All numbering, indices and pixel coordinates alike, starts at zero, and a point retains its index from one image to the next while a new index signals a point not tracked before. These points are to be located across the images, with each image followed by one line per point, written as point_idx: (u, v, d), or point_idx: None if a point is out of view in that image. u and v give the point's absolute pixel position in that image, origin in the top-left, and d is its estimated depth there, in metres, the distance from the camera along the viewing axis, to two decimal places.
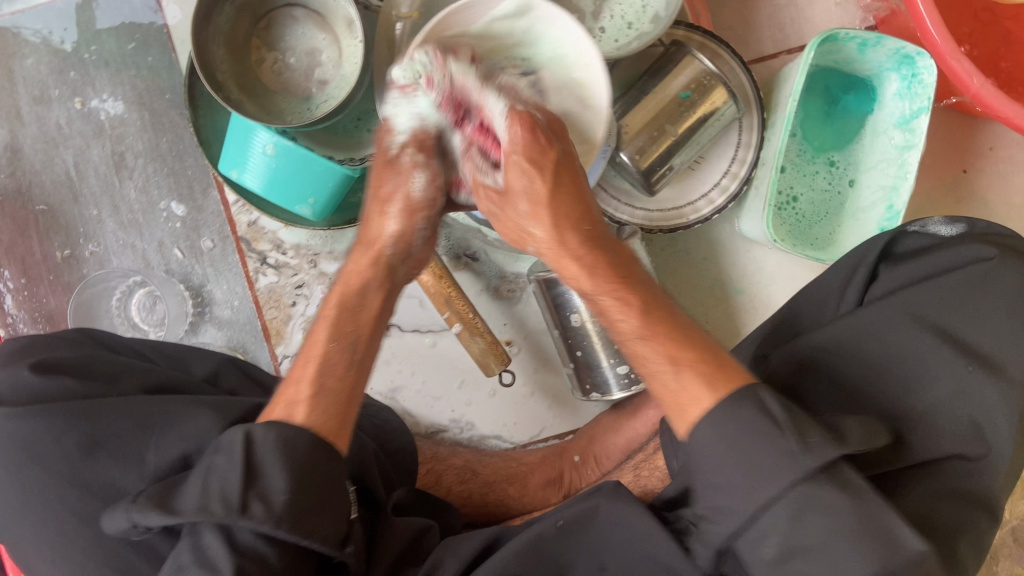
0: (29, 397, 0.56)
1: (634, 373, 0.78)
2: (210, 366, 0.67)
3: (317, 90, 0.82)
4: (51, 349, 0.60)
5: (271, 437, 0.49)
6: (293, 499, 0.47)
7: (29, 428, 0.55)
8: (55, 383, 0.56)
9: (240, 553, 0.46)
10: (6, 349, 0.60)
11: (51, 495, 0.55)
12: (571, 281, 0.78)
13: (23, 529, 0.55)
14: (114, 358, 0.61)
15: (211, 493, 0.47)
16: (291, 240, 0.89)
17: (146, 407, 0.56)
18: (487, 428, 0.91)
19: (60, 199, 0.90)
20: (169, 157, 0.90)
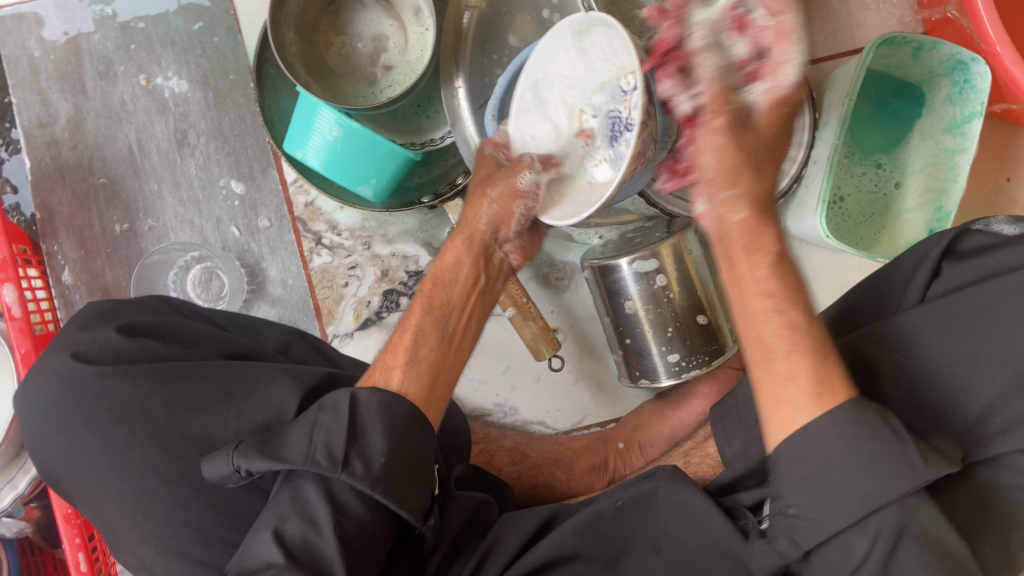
0: (116, 356, 0.58)
1: (685, 361, 0.80)
2: (281, 337, 0.68)
3: (382, 75, 0.85)
4: (136, 313, 0.62)
5: (374, 400, 0.52)
6: (390, 463, 0.50)
7: (116, 388, 0.56)
8: (141, 345, 0.58)
9: (339, 511, 0.49)
10: (91, 312, 0.62)
11: (135, 455, 0.56)
12: (625, 269, 0.80)
13: (105, 484, 0.56)
14: (193, 326, 0.63)
15: (317, 444, 0.49)
16: (347, 222, 0.91)
17: (228, 371, 0.58)
18: (531, 413, 0.93)
19: (121, 173, 0.92)
20: (231, 136, 0.92)
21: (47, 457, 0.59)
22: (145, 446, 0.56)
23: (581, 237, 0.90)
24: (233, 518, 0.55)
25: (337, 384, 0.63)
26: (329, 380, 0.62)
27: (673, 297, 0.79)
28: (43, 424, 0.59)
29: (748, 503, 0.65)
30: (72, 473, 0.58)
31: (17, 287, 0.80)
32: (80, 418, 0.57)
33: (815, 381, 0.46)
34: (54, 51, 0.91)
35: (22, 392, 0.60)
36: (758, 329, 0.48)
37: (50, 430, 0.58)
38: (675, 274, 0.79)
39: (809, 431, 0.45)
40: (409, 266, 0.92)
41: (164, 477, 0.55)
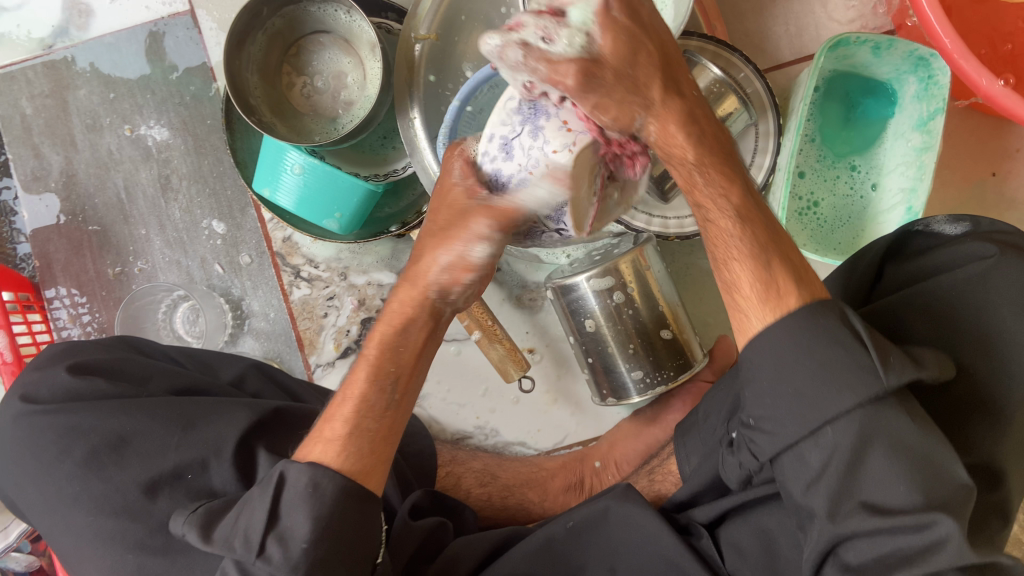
0: (65, 395, 0.61)
1: (650, 377, 0.79)
2: (238, 369, 0.70)
3: (344, 111, 0.87)
4: (89, 352, 0.65)
5: (303, 481, 0.51)
6: (312, 548, 0.50)
7: (63, 422, 0.60)
8: (89, 383, 0.61)
9: None
10: (50, 352, 0.66)
11: (81, 488, 0.58)
12: (584, 287, 0.79)
13: (59, 519, 0.59)
14: (148, 361, 0.66)
15: (239, 528, 0.51)
16: (322, 254, 0.94)
17: (170, 409, 0.61)
18: (512, 435, 0.93)
19: (112, 220, 0.96)
20: (210, 178, 0.95)
21: (11, 493, 0.62)
22: (94, 481, 0.58)
23: (549, 257, 0.89)
24: (164, 547, 0.56)
25: (283, 416, 0.65)
26: (273, 413, 0.64)
27: (635, 312, 0.79)
28: (3, 463, 0.62)
29: (701, 520, 0.63)
30: (31, 508, 0.61)
31: (7, 333, 0.83)
32: (32, 454, 0.60)
33: (759, 271, 0.51)
34: (45, 108, 0.96)
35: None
36: (708, 212, 0.53)
37: (8, 467, 0.61)
38: (634, 289, 0.79)
39: (755, 353, 0.50)
40: (385, 294, 0.94)
41: (110, 510, 0.57)
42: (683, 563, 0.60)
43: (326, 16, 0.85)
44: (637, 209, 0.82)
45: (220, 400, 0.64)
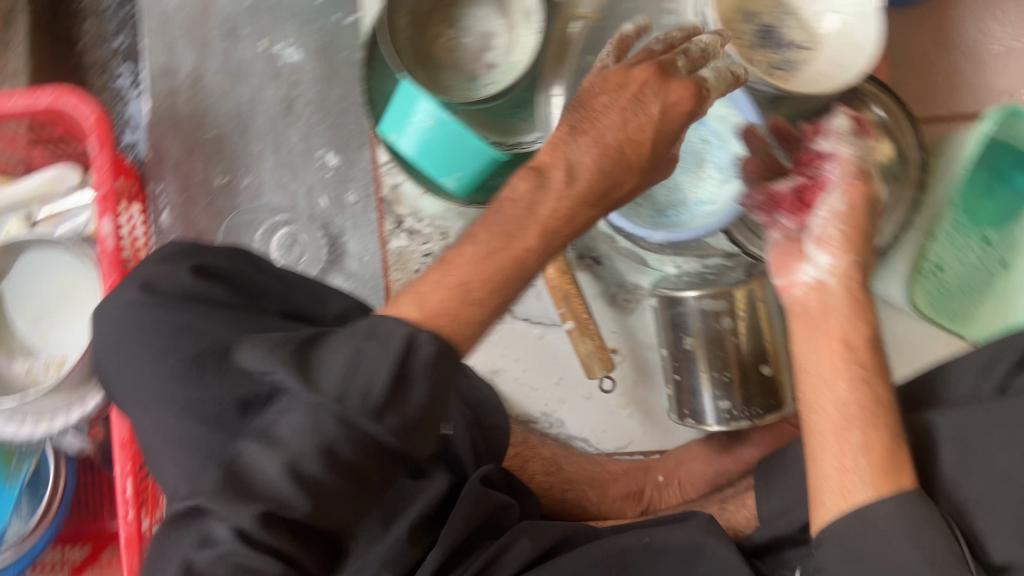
0: (183, 292, 0.61)
1: (736, 411, 0.77)
2: (343, 305, 0.70)
3: (484, 72, 0.85)
4: (211, 256, 0.65)
5: (431, 351, 0.46)
6: (416, 417, 0.45)
7: (173, 319, 0.59)
8: (208, 289, 0.62)
9: (339, 467, 0.44)
10: (175, 247, 0.66)
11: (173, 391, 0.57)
12: (692, 304, 0.77)
13: (147, 416, 0.58)
14: (262, 277, 0.66)
15: (358, 371, 0.44)
16: (429, 210, 0.93)
17: (276, 336, 0.62)
18: (576, 428, 0.93)
19: (229, 129, 0.94)
20: (334, 111, 0.94)
21: (108, 378, 0.62)
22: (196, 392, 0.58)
23: (656, 263, 0.88)
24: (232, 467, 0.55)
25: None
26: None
27: (739, 343, 0.77)
28: (107, 345, 0.61)
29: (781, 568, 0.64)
30: (123, 397, 0.61)
31: (113, 221, 0.82)
32: (136, 345, 0.60)
33: (874, 461, 0.52)
34: (187, 6, 0.95)
35: (97, 310, 0.64)
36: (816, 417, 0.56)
37: (111, 349, 0.61)
38: (744, 318, 0.77)
39: (838, 530, 0.51)
40: None
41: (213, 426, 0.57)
42: None
43: None
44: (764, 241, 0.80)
45: (325, 339, 0.64)
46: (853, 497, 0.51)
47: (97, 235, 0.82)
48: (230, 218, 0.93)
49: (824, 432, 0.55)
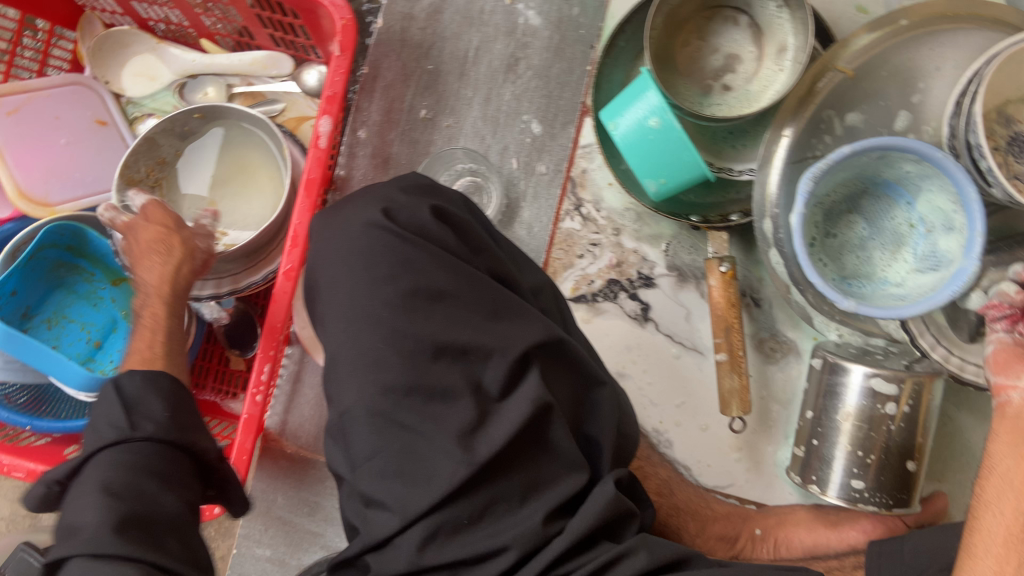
0: (419, 229, 0.65)
1: (867, 493, 0.79)
2: (538, 281, 0.71)
3: (718, 92, 0.86)
4: (449, 202, 0.69)
5: (135, 376, 0.65)
6: (172, 416, 0.63)
7: (405, 250, 0.63)
8: (442, 232, 0.65)
9: (144, 449, 0.60)
10: (416, 180, 0.69)
11: (386, 314, 0.61)
12: (857, 379, 0.79)
13: (353, 330, 0.62)
14: (485, 235, 0.69)
15: (101, 422, 0.61)
16: (611, 205, 0.94)
17: (485, 292, 0.64)
18: (683, 455, 0.93)
19: (449, 69, 0.96)
20: (553, 82, 0.95)
21: (321, 286, 0.65)
22: (410, 323, 0.61)
23: (819, 324, 0.89)
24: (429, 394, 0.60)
25: (561, 348, 0.67)
26: (559, 342, 0.66)
27: (891, 430, 0.78)
28: (334, 255, 0.65)
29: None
30: (331, 305, 0.64)
31: (332, 123, 0.85)
32: (365, 264, 0.63)
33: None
34: None
35: (336, 216, 0.68)
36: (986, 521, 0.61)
37: (334, 259, 0.65)
38: (906, 409, 0.77)
39: None
40: (643, 269, 0.94)
41: (414, 361, 0.60)
42: None
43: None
44: (938, 341, 0.80)
45: (524, 309, 0.66)
46: None
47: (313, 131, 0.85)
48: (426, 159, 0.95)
49: (993, 537, 0.59)
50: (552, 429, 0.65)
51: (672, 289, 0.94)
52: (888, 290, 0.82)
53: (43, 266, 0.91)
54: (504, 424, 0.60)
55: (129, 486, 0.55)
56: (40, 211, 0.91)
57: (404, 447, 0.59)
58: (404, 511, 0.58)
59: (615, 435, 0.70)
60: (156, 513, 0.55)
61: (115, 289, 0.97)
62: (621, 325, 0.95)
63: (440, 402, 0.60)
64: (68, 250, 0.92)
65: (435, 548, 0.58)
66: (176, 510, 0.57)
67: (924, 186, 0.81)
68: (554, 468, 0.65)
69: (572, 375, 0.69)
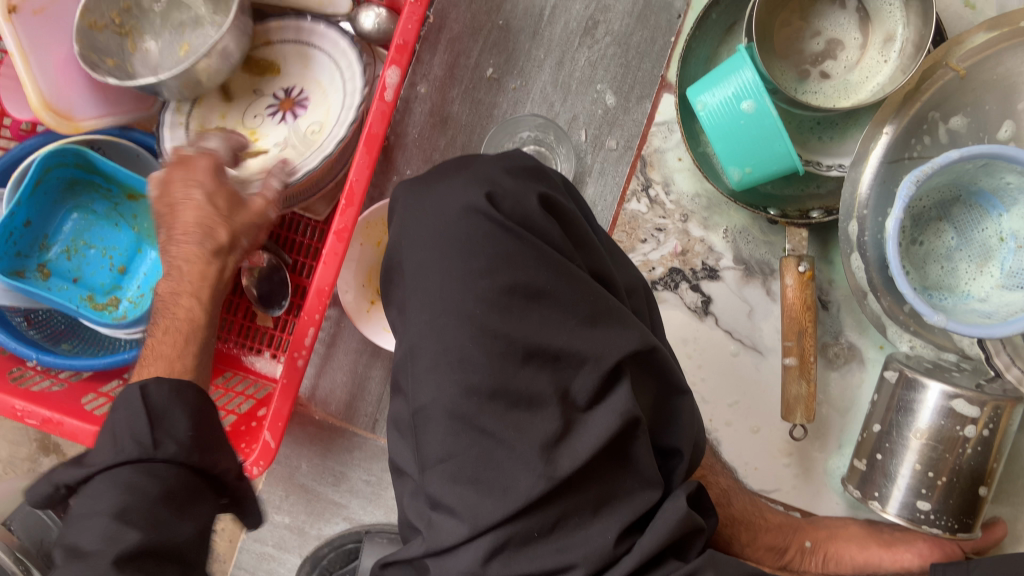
0: (522, 219, 0.59)
1: (932, 516, 0.76)
2: (631, 280, 0.65)
3: (815, 79, 0.82)
4: (553, 188, 0.63)
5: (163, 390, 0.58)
6: (195, 434, 0.57)
7: (505, 242, 0.57)
8: (546, 225, 0.59)
9: (155, 473, 0.54)
10: (520, 160, 0.62)
11: (478, 310, 0.56)
12: (935, 396, 0.75)
13: (439, 322, 0.56)
14: (585, 227, 0.63)
15: (122, 434, 0.55)
16: (680, 188, 0.89)
17: (585, 292, 0.58)
18: (731, 455, 0.89)
19: (521, 26, 0.90)
20: (632, 51, 0.89)
21: (404, 267, 0.60)
22: (502, 322, 0.56)
23: (891, 335, 0.85)
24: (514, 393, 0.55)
25: (652, 356, 0.62)
26: (652, 351, 0.61)
27: (965, 453, 0.75)
28: (425, 233, 0.59)
29: None
30: (413, 288, 0.59)
31: (400, 74, 0.78)
32: (458, 251, 0.57)
33: None
34: None
35: (431, 187, 0.62)
36: None
37: (425, 240, 0.59)
38: (984, 433, 0.74)
39: None
40: (708, 260, 0.89)
41: (501, 364, 0.55)
42: None
43: None
44: (1016, 360, 0.75)
45: (621, 311, 0.60)
46: None
47: (379, 80, 0.78)
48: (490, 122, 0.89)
49: None
50: (635, 445, 0.61)
51: (736, 284, 0.89)
52: (970, 305, 0.78)
53: (52, 187, 0.84)
54: (589, 438, 0.56)
55: (145, 512, 0.52)
56: (65, 126, 0.78)
57: (483, 453, 0.55)
58: (475, 520, 0.54)
59: (692, 447, 0.66)
60: (162, 548, 0.52)
61: (133, 206, 0.88)
62: (679, 316, 0.90)
63: (523, 405, 0.56)
64: (78, 168, 0.84)
65: (500, 562, 0.54)
66: (191, 537, 0.54)
67: (1022, 200, 0.77)
68: (629, 484, 0.61)
69: (654, 381, 0.64)
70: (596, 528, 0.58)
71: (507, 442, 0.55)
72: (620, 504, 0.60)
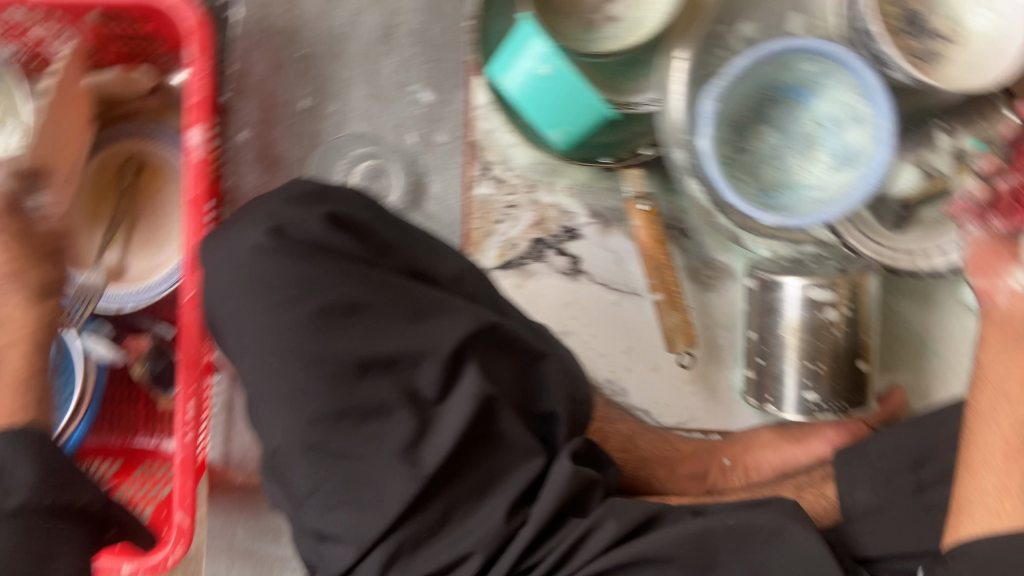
0: (313, 242, 0.59)
1: (823, 403, 0.78)
2: (457, 266, 0.66)
3: (604, 24, 0.83)
4: (344, 203, 0.63)
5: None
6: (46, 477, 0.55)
7: (306, 268, 0.57)
8: (341, 241, 0.60)
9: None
10: (302, 188, 0.62)
11: (297, 341, 0.56)
12: (791, 292, 0.78)
13: (265, 363, 0.56)
14: (389, 232, 0.64)
15: None
16: (519, 162, 0.90)
17: (401, 294, 0.60)
18: (640, 400, 0.92)
19: (322, 51, 0.90)
20: (434, 45, 0.90)
21: (221, 321, 0.59)
22: (323, 345, 0.56)
23: (750, 244, 0.87)
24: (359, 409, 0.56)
25: (495, 332, 0.63)
26: (490, 327, 0.62)
27: (835, 335, 0.77)
28: (227, 283, 0.58)
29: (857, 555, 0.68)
30: (235, 340, 0.58)
31: (205, 132, 0.79)
32: (261, 290, 0.57)
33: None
34: None
35: (218, 238, 0.61)
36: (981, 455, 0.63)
37: (229, 290, 0.58)
38: (845, 312, 0.77)
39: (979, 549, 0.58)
40: (565, 222, 0.91)
41: (336, 385, 0.55)
42: None
43: None
44: (867, 236, 0.77)
45: (446, 300, 0.61)
46: (1008, 519, 0.59)
47: (186, 144, 0.79)
48: (314, 145, 0.90)
49: (993, 453, 0.63)
50: (502, 420, 0.62)
51: (598, 237, 0.91)
52: (809, 195, 0.80)
53: None
54: (446, 430, 0.57)
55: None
56: None
57: (347, 475, 0.56)
58: (359, 540, 0.55)
59: (568, 404, 0.68)
60: None
61: None
62: (554, 283, 0.92)
63: (372, 416, 0.56)
64: None
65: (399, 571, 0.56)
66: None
67: (825, 84, 0.80)
68: (509, 458, 0.62)
69: (510, 353, 0.65)
70: (484, 510, 0.59)
71: (364, 458, 0.56)
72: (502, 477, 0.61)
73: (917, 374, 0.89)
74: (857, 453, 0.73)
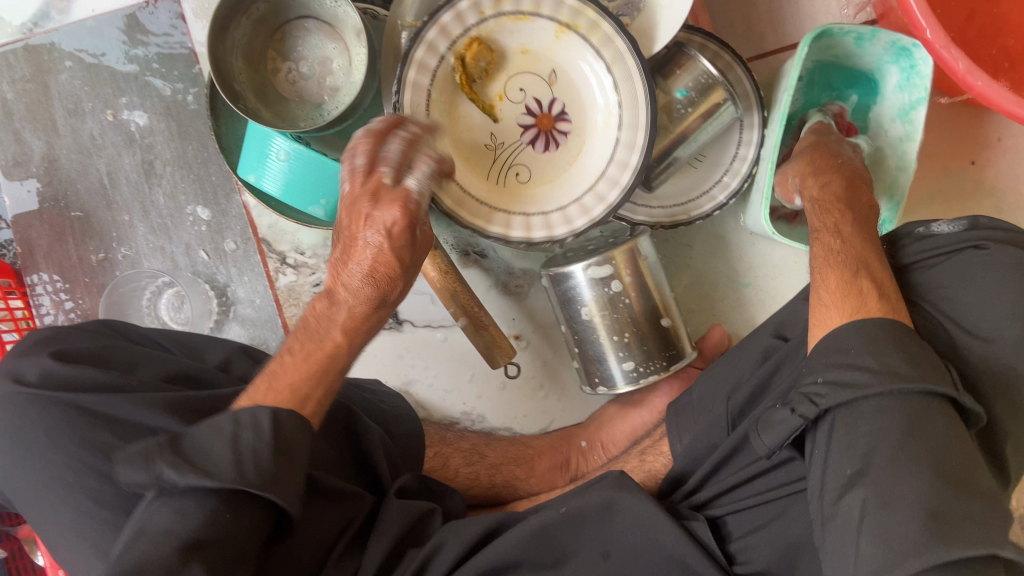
0: (52, 382, 0.59)
1: (641, 367, 0.82)
2: (223, 353, 0.73)
3: (329, 97, 0.87)
4: (72, 341, 0.64)
5: None
6: None
7: (55, 412, 0.58)
8: (75, 372, 0.59)
9: None
10: (29, 340, 0.64)
11: (71, 478, 0.57)
12: (580, 276, 0.81)
13: (48, 507, 0.58)
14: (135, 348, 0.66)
15: None
16: (309, 242, 0.93)
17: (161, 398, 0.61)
18: (498, 419, 0.94)
19: (94, 205, 0.95)
20: (195, 165, 0.94)
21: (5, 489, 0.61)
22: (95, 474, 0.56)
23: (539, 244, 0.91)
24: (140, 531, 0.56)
25: None
26: None
27: (630, 302, 0.81)
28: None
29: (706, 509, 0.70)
30: (19, 498, 0.60)
31: None
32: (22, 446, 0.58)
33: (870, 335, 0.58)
34: (26, 92, 0.94)
35: None
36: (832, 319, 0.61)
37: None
38: (630, 278, 0.81)
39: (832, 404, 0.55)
40: None
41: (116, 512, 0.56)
42: (682, 549, 0.65)
43: (312, 3, 0.84)
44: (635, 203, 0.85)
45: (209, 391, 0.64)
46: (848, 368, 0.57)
47: None
48: (109, 290, 0.95)
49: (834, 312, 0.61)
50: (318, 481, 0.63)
51: None
52: None
53: None
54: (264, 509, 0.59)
55: None
56: None
57: None
58: None
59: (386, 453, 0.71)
60: None
61: None
62: (382, 340, 0.95)
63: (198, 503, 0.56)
64: None
65: None
66: None
67: None
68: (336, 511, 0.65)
69: None
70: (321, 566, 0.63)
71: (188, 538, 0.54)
72: (342, 525, 0.65)
73: (737, 307, 0.94)
74: (682, 409, 0.75)
